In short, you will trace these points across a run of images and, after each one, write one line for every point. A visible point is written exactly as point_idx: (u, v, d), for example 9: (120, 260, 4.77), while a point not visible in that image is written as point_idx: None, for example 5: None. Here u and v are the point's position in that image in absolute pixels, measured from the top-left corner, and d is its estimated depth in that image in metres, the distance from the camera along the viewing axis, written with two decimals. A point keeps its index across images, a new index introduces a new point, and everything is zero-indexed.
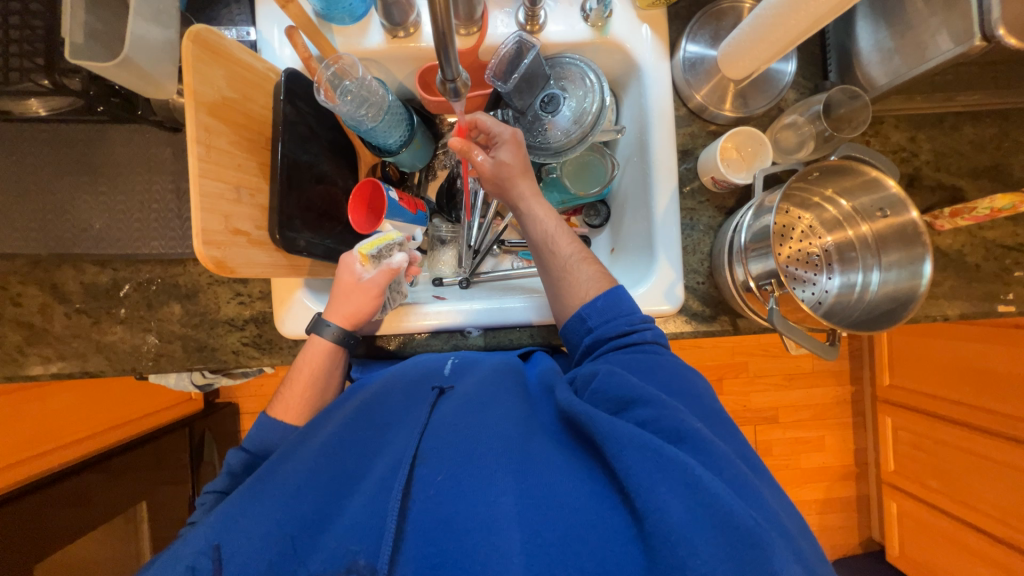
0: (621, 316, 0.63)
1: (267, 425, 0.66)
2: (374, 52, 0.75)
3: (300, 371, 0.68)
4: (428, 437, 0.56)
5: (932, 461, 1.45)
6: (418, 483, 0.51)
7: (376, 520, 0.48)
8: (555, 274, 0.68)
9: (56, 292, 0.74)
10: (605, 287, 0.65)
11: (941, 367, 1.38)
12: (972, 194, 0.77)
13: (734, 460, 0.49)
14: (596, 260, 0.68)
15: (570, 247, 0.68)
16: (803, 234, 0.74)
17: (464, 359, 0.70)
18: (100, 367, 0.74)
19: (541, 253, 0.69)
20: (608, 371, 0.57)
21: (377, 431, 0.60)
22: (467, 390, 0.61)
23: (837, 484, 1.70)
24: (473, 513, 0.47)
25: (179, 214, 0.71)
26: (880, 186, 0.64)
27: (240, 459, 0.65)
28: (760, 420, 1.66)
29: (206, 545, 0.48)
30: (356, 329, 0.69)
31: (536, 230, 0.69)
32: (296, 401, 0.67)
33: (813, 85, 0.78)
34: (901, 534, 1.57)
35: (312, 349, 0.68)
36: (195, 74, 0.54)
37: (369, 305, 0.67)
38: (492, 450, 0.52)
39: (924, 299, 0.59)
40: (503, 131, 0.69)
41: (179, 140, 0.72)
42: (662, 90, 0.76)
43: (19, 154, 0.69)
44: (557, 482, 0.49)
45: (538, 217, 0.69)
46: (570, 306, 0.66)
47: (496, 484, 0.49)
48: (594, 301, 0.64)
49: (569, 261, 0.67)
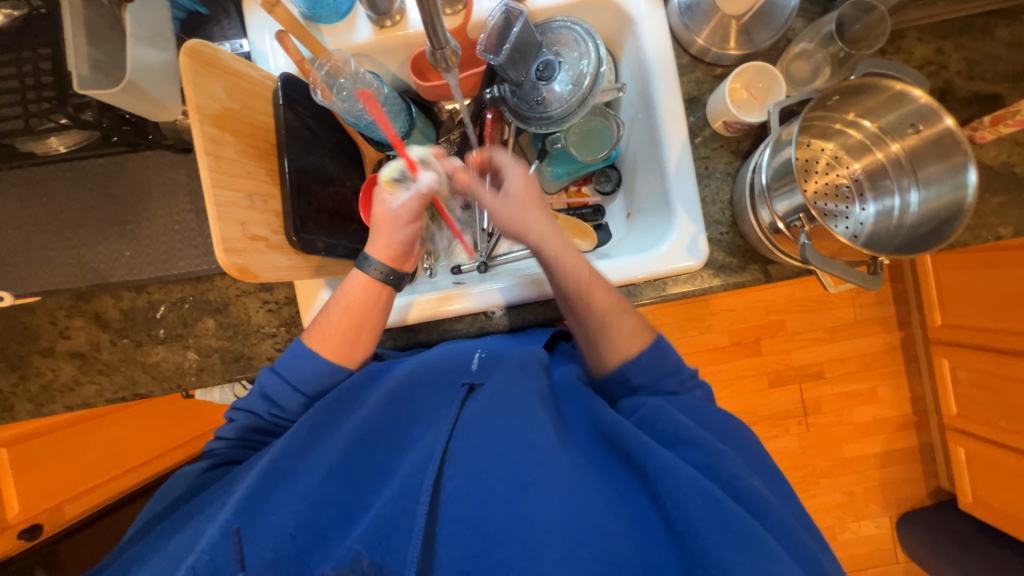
0: (669, 375, 0.61)
1: (298, 352, 0.63)
2: (363, 46, 0.76)
3: (339, 301, 0.66)
4: (458, 441, 0.55)
5: (999, 399, 1.37)
6: (450, 486, 0.53)
7: (401, 527, 0.51)
8: (588, 326, 0.63)
9: (99, 321, 0.77)
10: (645, 340, 0.62)
11: (998, 299, 1.29)
12: (1015, 99, 0.70)
13: (791, 525, 0.49)
14: (635, 310, 0.63)
15: (606, 300, 0.62)
16: (828, 166, 0.71)
17: (491, 350, 0.64)
18: (149, 387, 0.78)
19: (572, 303, 0.63)
20: (651, 403, 0.57)
21: (405, 424, 0.59)
22: (498, 389, 0.59)
23: (895, 434, 1.63)
24: (505, 521, 0.50)
25: (200, 232, 0.73)
26: (907, 99, 0.59)
27: (251, 419, 0.64)
28: (805, 377, 1.60)
29: (224, 528, 0.51)
30: (398, 268, 0.68)
31: (565, 279, 0.62)
32: (335, 331, 0.64)
33: (822, 9, 0.73)
34: (972, 480, 1.49)
35: (354, 282, 0.65)
36: (195, 88, 0.55)
37: (407, 236, 0.67)
38: (530, 465, 0.52)
39: (973, 210, 0.55)
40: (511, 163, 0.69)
41: (192, 161, 0.73)
42: (660, 38, 0.72)
43: (48, 194, 0.72)
44: (591, 501, 0.50)
45: (569, 264, 0.62)
46: (608, 360, 0.63)
47: (531, 497, 0.50)
48: (637, 356, 0.61)
49: (605, 316, 0.62)
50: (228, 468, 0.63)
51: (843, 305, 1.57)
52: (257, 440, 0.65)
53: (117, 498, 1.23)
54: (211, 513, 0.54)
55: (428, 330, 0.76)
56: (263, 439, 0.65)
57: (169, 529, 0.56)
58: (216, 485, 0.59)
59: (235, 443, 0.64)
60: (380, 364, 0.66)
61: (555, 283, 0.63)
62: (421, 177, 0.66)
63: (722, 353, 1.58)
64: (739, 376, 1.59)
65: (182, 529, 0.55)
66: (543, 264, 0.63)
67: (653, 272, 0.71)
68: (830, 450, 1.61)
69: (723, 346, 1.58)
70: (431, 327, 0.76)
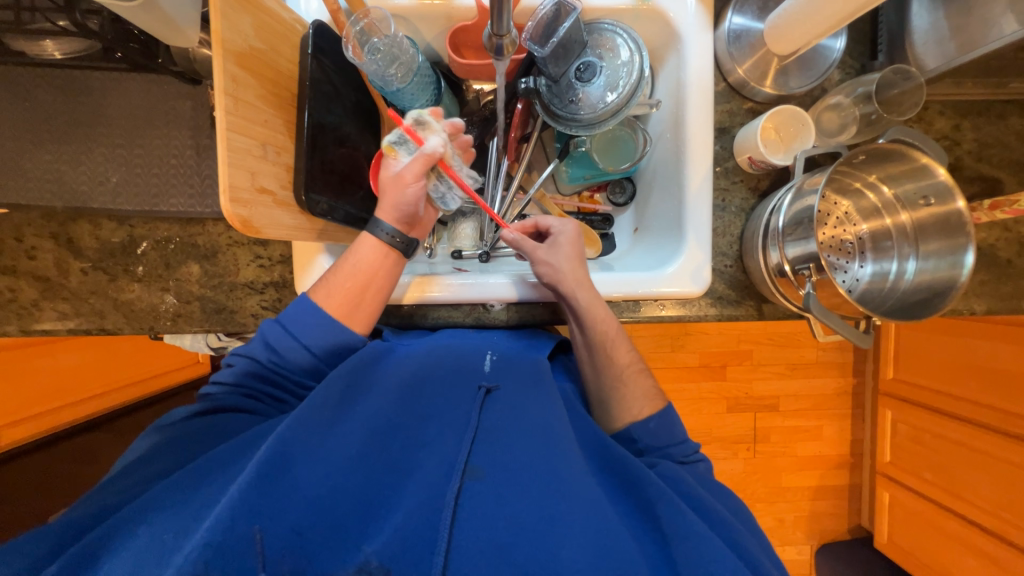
0: (674, 445, 0.63)
1: (303, 307, 0.61)
2: (403, 8, 0.72)
3: (346, 262, 0.63)
4: (479, 447, 0.55)
5: (931, 455, 1.48)
6: (472, 500, 0.50)
7: (424, 539, 0.48)
8: (605, 380, 0.66)
9: (72, 246, 0.72)
10: (656, 406, 0.64)
11: (949, 364, 1.38)
12: (1012, 187, 0.75)
13: None
14: (649, 372, 0.67)
15: (627, 357, 0.66)
16: (838, 221, 0.73)
17: (501, 353, 0.66)
18: (118, 325, 0.73)
19: (596, 354, 0.66)
20: (670, 467, 0.59)
21: (419, 423, 0.58)
22: (514, 400, 0.60)
23: (831, 472, 1.73)
24: (532, 551, 0.47)
25: (198, 171, 0.68)
26: (929, 173, 0.62)
27: (242, 366, 0.61)
28: (761, 407, 1.67)
29: (230, 516, 0.44)
30: (408, 231, 0.67)
31: (594, 331, 0.65)
32: (341, 290, 0.62)
33: (859, 65, 0.75)
34: (891, 523, 1.61)
35: (364, 247, 0.63)
36: (223, 19, 0.51)
37: (414, 198, 0.63)
38: (555, 494, 0.51)
39: (963, 290, 0.59)
40: (565, 226, 0.70)
41: (200, 94, 0.68)
42: (704, 61, 0.72)
43: (31, 99, 0.65)
44: (614, 537, 0.49)
45: (601, 319, 0.65)
46: (616, 419, 0.65)
47: (558, 528, 0.48)
48: (647, 421, 0.63)
49: (624, 373, 0.66)
50: (218, 416, 0.61)
51: (808, 346, 1.65)
52: (257, 389, 0.62)
53: (60, 427, 1.20)
54: (218, 488, 0.49)
55: (422, 312, 0.75)
56: (261, 388, 0.62)
57: (163, 496, 0.49)
58: (215, 454, 0.53)
59: (234, 390, 0.61)
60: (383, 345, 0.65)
61: (584, 333, 0.66)
62: (425, 142, 0.64)
63: (690, 372, 1.63)
64: (701, 397, 1.65)
65: (166, 498, 0.49)
66: (576, 312, 0.65)
67: (657, 292, 0.72)
68: (771, 478, 1.71)
69: (693, 366, 1.63)
70: (427, 310, 0.74)
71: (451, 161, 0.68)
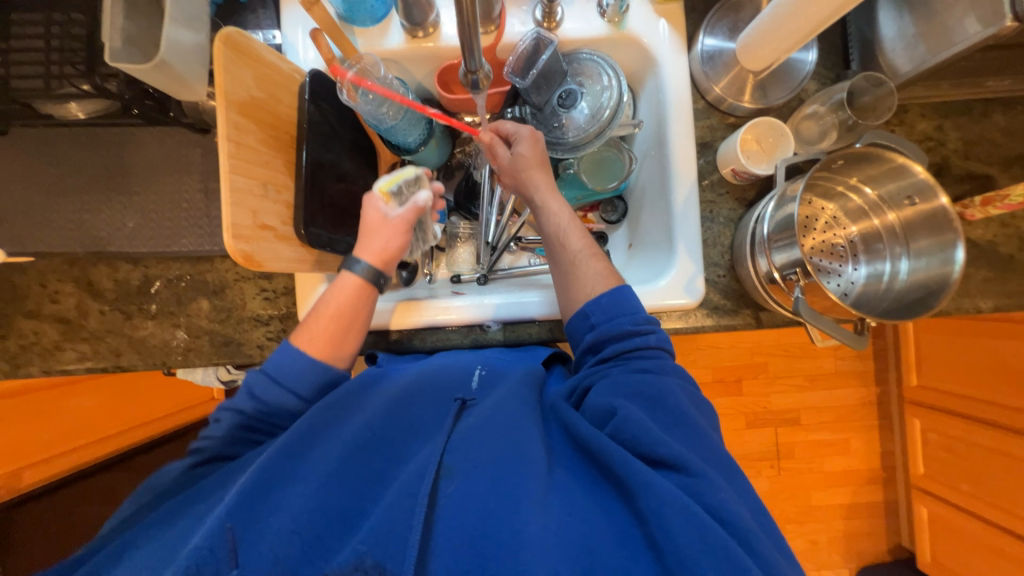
0: (626, 315, 0.61)
1: (288, 351, 0.62)
2: (394, 52, 0.77)
3: (327, 304, 0.65)
4: (454, 446, 0.53)
5: (966, 465, 1.40)
6: (444, 497, 0.49)
7: (397, 534, 0.47)
8: (563, 267, 0.68)
9: (91, 289, 0.76)
10: (610, 284, 0.64)
11: (974, 368, 1.33)
12: (1004, 183, 0.75)
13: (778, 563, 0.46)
14: (606, 257, 0.67)
15: (580, 241, 0.68)
16: (826, 225, 0.73)
17: (491, 370, 0.66)
18: (132, 361, 0.76)
19: (552, 243, 0.69)
20: (635, 412, 0.52)
21: (398, 433, 0.57)
22: (491, 404, 0.58)
23: (862, 488, 1.65)
24: (499, 537, 0.45)
25: (207, 212, 0.73)
26: (907, 172, 0.62)
27: (246, 400, 0.62)
28: (781, 422, 1.62)
29: (217, 524, 0.48)
30: (386, 272, 0.69)
31: (547, 224, 0.69)
32: (321, 333, 0.63)
33: (834, 75, 0.77)
34: (932, 540, 1.52)
35: (345, 284, 0.66)
36: (225, 74, 0.56)
37: (399, 243, 0.69)
38: (526, 482, 0.49)
39: (957, 286, 0.58)
40: (520, 128, 0.71)
41: (209, 141, 0.74)
42: (680, 81, 0.75)
43: (59, 156, 0.71)
44: (587, 520, 0.47)
45: (552, 210, 0.69)
46: (574, 300, 0.65)
47: (527, 510, 0.46)
48: (600, 298, 0.63)
49: (577, 256, 0.67)
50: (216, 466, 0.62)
51: (824, 356, 1.61)
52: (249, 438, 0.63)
53: (81, 466, 1.23)
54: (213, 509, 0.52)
55: (421, 337, 0.76)
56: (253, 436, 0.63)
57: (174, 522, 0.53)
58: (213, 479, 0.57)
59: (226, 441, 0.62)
60: (376, 371, 0.67)
61: (540, 226, 0.70)
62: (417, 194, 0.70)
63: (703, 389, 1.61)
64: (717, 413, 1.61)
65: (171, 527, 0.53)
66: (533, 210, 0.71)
67: (651, 305, 0.73)
68: (799, 497, 1.63)
69: (705, 381, 1.61)
70: (427, 334, 0.76)
71: (426, 213, 0.76)
